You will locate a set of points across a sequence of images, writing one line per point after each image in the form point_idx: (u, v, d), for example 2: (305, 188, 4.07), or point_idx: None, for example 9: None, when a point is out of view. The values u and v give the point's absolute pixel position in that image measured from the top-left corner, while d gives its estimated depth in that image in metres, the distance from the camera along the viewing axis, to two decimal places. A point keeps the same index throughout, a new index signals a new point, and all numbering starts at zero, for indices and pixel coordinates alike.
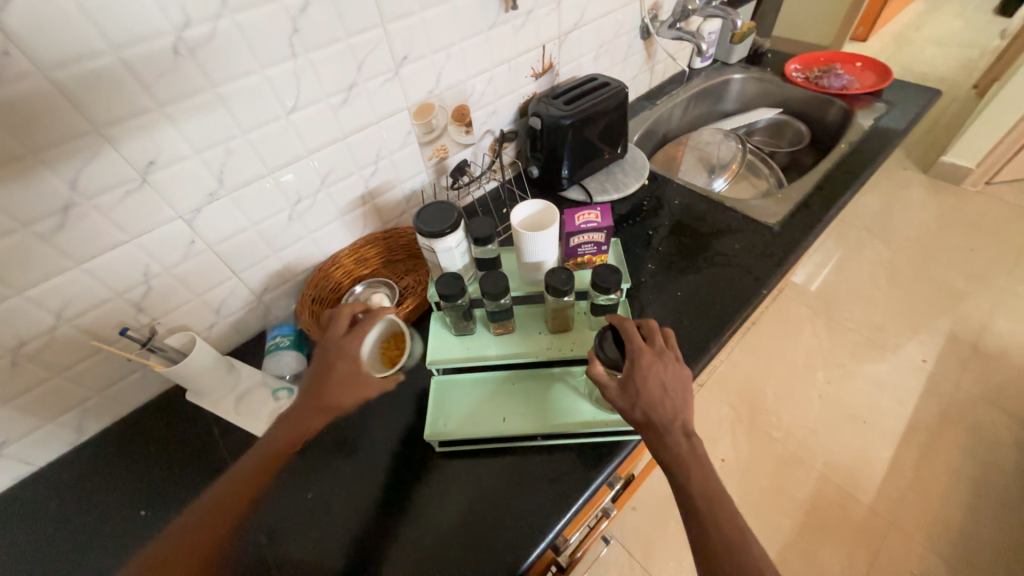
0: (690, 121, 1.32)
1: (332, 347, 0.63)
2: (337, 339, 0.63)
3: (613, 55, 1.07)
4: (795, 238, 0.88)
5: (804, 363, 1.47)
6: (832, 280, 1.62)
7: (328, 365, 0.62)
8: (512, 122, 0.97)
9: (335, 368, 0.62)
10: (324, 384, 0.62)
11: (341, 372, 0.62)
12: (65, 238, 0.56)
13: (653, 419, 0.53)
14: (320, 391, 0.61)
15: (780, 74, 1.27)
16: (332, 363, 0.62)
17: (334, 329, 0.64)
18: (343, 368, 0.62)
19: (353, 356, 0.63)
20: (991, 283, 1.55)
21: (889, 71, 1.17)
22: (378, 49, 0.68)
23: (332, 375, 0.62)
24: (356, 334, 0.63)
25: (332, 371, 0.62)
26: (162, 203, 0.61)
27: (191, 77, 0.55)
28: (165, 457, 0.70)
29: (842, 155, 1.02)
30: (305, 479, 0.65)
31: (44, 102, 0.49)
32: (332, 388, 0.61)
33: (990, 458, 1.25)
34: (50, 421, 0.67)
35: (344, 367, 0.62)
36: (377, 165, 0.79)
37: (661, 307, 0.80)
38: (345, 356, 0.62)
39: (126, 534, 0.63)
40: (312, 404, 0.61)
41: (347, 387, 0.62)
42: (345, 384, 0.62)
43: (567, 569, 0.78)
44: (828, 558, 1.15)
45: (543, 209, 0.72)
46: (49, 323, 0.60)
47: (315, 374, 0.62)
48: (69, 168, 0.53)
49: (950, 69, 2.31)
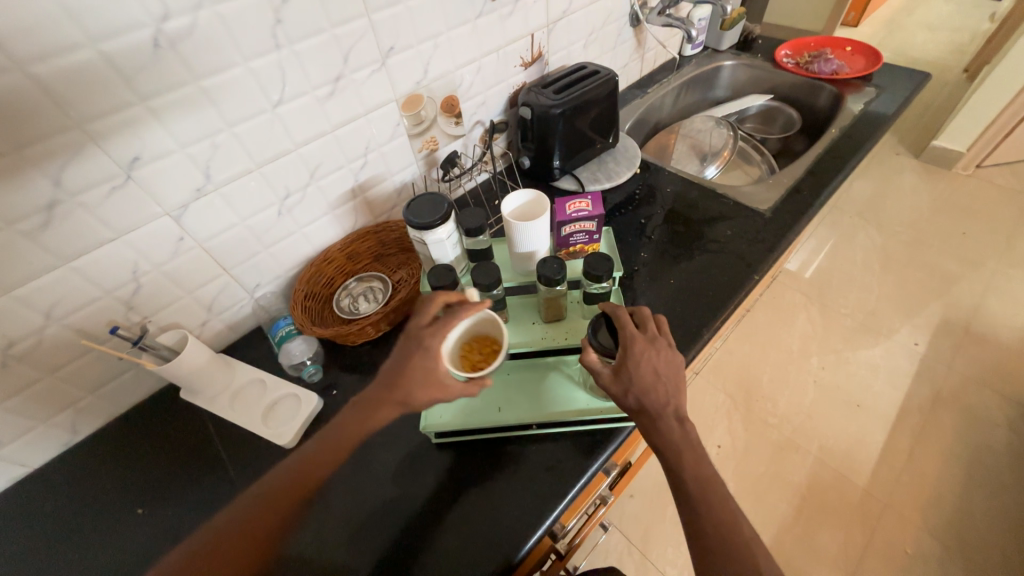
0: (681, 109, 1.32)
1: (415, 338, 0.59)
2: (420, 329, 0.60)
3: (603, 43, 1.07)
4: (787, 223, 0.88)
5: (799, 348, 1.48)
6: (825, 266, 1.63)
7: (408, 356, 0.59)
8: (502, 113, 0.96)
9: (411, 362, 0.58)
10: (398, 378, 0.58)
11: (416, 368, 0.58)
12: (51, 236, 0.56)
13: (646, 405, 0.54)
14: (395, 385, 0.58)
15: (771, 60, 1.27)
16: (411, 356, 0.59)
17: (420, 317, 0.61)
18: (420, 365, 0.58)
19: (434, 348, 0.58)
20: (982, 265, 1.56)
21: (878, 55, 1.17)
22: (364, 39, 0.68)
23: (409, 369, 0.58)
24: (440, 326, 0.59)
25: (409, 362, 0.58)
26: (149, 199, 0.60)
27: (174, 69, 0.54)
28: (160, 456, 0.70)
29: (833, 140, 1.02)
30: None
31: (23, 98, 0.48)
32: (407, 381, 0.58)
33: (981, 438, 1.27)
34: (44, 422, 0.66)
35: (421, 361, 0.58)
36: (366, 158, 0.79)
37: (655, 295, 0.80)
38: (424, 350, 0.58)
39: (124, 533, 0.63)
40: (385, 396, 0.58)
41: (425, 383, 0.57)
42: (423, 380, 0.57)
43: (566, 556, 0.79)
44: (824, 540, 1.17)
45: (534, 199, 0.72)
46: (39, 323, 0.60)
47: (395, 365, 0.59)
48: (52, 166, 0.52)
49: (941, 53, 2.32)
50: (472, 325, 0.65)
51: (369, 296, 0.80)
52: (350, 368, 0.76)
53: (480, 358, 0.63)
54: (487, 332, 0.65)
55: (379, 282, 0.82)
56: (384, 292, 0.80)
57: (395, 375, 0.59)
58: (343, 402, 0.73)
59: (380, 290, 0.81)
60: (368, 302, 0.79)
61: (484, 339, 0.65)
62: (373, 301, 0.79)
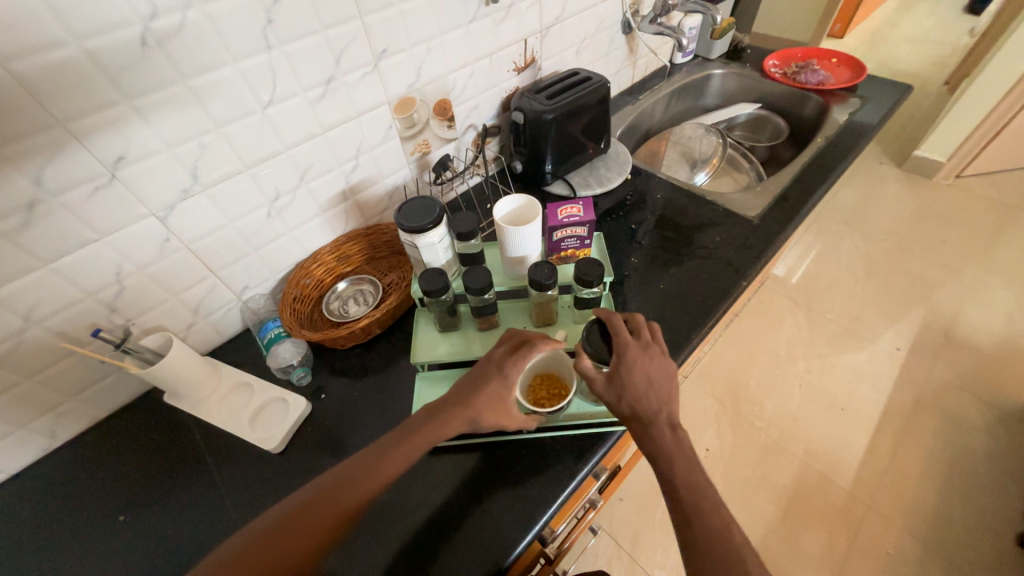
0: (672, 116, 1.33)
1: (493, 366, 0.61)
2: (501, 357, 0.61)
3: (595, 49, 1.07)
4: (775, 230, 0.89)
5: (786, 353, 1.50)
6: (811, 272, 1.66)
7: (481, 379, 0.60)
8: (495, 117, 0.96)
9: (483, 389, 0.59)
10: (465, 402, 0.59)
11: (487, 395, 0.59)
12: (30, 236, 0.54)
13: (638, 412, 0.54)
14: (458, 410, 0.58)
15: (759, 69, 1.29)
16: (484, 383, 0.60)
17: (502, 346, 0.63)
18: (490, 395, 0.59)
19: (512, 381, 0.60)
20: (961, 273, 1.60)
21: (862, 66, 1.20)
22: (356, 41, 0.67)
23: (477, 398, 0.59)
24: (519, 355, 0.61)
25: (483, 389, 0.59)
26: (134, 199, 0.59)
27: (161, 68, 0.54)
28: (144, 461, 0.68)
29: (819, 149, 1.04)
30: (290, 478, 0.65)
31: (2, 94, 0.47)
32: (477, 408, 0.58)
33: (960, 441, 1.30)
34: (22, 427, 0.64)
35: (494, 388, 0.59)
36: (357, 161, 0.78)
37: (645, 300, 0.81)
38: (502, 380, 0.60)
39: (104, 541, 0.61)
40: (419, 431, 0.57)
41: (492, 410, 0.59)
42: (492, 408, 0.59)
43: (555, 560, 0.79)
44: (810, 543, 1.19)
45: (526, 204, 0.72)
46: (17, 325, 0.58)
47: (467, 388, 0.60)
48: (33, 165, 0.51)
49: (922, 66, 2.38)
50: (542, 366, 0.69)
51: (358, 299, 0.80)
52: (340, 372, 0.76)
53: (545, 396, 0.66)
54: (555, 376, 0.69)
55: (369, 285, 0.82)
56: (375, 296, 0.80)
57: (462, 402, 0.59)
58: (333, 405, 0.72)
59: (371, 294, 0.81)
60: (358, 305, 0.79)
61: (557, 382, 0.69)
62: (363, 304, 0.79)
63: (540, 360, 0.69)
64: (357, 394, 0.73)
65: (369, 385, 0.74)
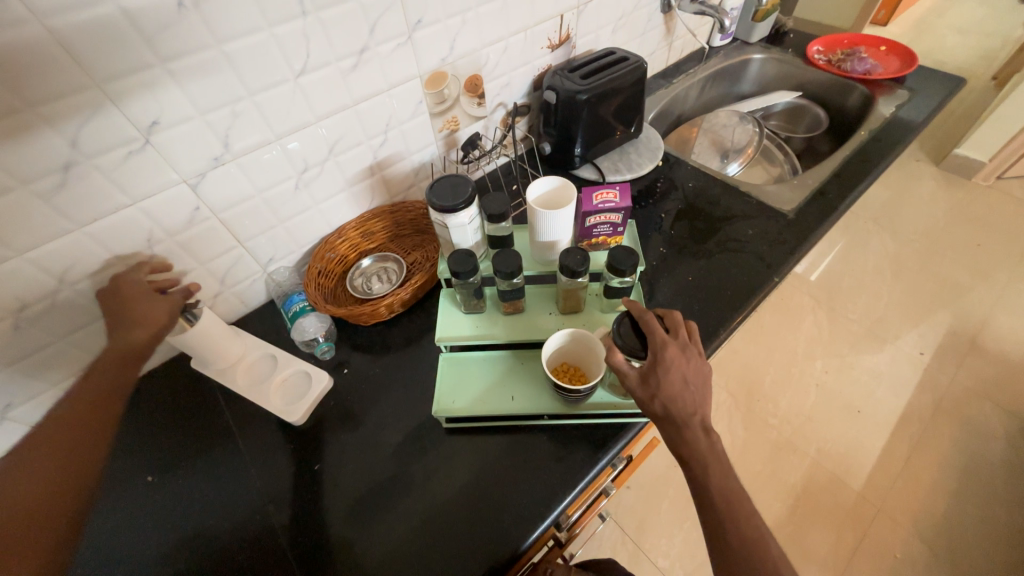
0: (705, 102, 1.29)
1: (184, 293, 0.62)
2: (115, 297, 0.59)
3: (632, 28, 1.03)
4: (810, 225, 0.86)
5: (804, 351, 1.48)
6: (835, 270, 1.62)
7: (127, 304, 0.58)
8: (526, 95, 0.94)
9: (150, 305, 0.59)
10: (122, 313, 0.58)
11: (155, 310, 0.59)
12: (65, 197, 0.54)
13: (672, 413, 0.53)
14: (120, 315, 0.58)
15: (802, 56, 1.23)
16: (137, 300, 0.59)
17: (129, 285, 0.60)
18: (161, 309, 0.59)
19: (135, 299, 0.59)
20: (995, 278, 1.54)
21: (914, 56, 1.14)
22: (392, 11, 0.65)
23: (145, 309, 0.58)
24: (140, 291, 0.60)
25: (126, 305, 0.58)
26: (165, 165, 0.59)
27: (196, 32, 0.52)
28: (171, 426, 0.70)
29: (862, 143, 1.00)
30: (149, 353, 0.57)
31: (41, 52, 0.46)
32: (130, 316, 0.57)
33: (979, 450, 1.28)
34: (54, 386, 0.66)
35: (163, 302, 0.60)
36: (386, 135, 0.76)
37: (671, 291, 0.79)
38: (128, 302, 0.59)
39: (130, 498, 0.64)
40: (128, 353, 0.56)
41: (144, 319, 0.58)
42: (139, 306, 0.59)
43: (564, 545, 0.79)
44: (816, 540, 1.19)
45: (560, 186, 0.70)
46: (52, 286, 0.59)
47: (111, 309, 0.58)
48: (70, 125, 0.51)
49: (969, 58, 2.26)
50: (574, 355, 0.69)
51: (382, 277, 0.81)
52: (363, 348, 0.76)
53: (567, 378, 0.65)
54: (588, 371, 0.67)
55: (393, 264, 0.82)
56: (399, 275, 0.80)
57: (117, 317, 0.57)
58: (355, 381, 0.73)
59: (395, 272, 0.81)
60: (382, 282, 0.80)
61: (580, 373, 0.67)
62: (386, 283, 0.80)
63: (575, 351, 0.68)
64: (379, 370, 0.74)
65: (390, 362, 0.74)
